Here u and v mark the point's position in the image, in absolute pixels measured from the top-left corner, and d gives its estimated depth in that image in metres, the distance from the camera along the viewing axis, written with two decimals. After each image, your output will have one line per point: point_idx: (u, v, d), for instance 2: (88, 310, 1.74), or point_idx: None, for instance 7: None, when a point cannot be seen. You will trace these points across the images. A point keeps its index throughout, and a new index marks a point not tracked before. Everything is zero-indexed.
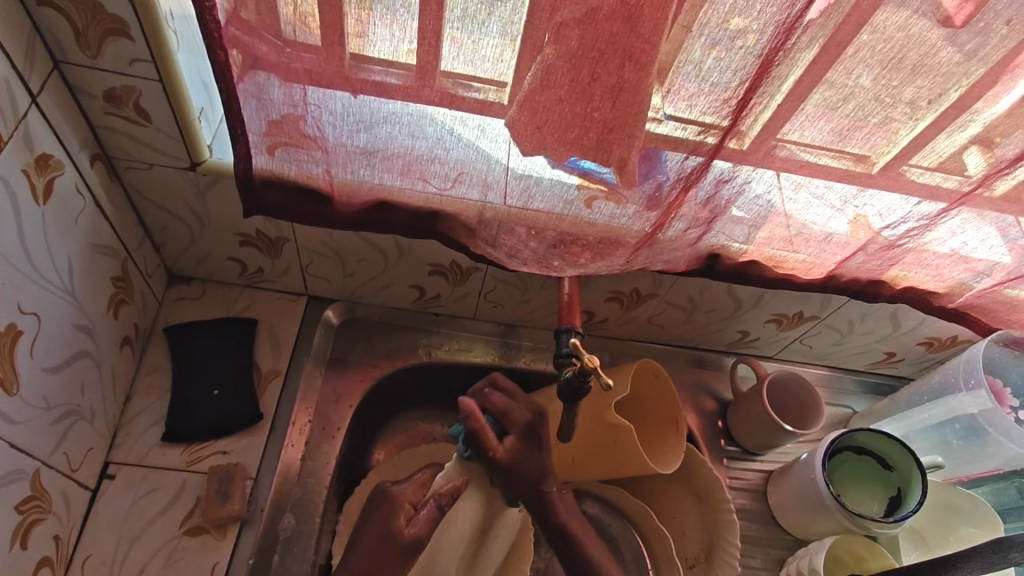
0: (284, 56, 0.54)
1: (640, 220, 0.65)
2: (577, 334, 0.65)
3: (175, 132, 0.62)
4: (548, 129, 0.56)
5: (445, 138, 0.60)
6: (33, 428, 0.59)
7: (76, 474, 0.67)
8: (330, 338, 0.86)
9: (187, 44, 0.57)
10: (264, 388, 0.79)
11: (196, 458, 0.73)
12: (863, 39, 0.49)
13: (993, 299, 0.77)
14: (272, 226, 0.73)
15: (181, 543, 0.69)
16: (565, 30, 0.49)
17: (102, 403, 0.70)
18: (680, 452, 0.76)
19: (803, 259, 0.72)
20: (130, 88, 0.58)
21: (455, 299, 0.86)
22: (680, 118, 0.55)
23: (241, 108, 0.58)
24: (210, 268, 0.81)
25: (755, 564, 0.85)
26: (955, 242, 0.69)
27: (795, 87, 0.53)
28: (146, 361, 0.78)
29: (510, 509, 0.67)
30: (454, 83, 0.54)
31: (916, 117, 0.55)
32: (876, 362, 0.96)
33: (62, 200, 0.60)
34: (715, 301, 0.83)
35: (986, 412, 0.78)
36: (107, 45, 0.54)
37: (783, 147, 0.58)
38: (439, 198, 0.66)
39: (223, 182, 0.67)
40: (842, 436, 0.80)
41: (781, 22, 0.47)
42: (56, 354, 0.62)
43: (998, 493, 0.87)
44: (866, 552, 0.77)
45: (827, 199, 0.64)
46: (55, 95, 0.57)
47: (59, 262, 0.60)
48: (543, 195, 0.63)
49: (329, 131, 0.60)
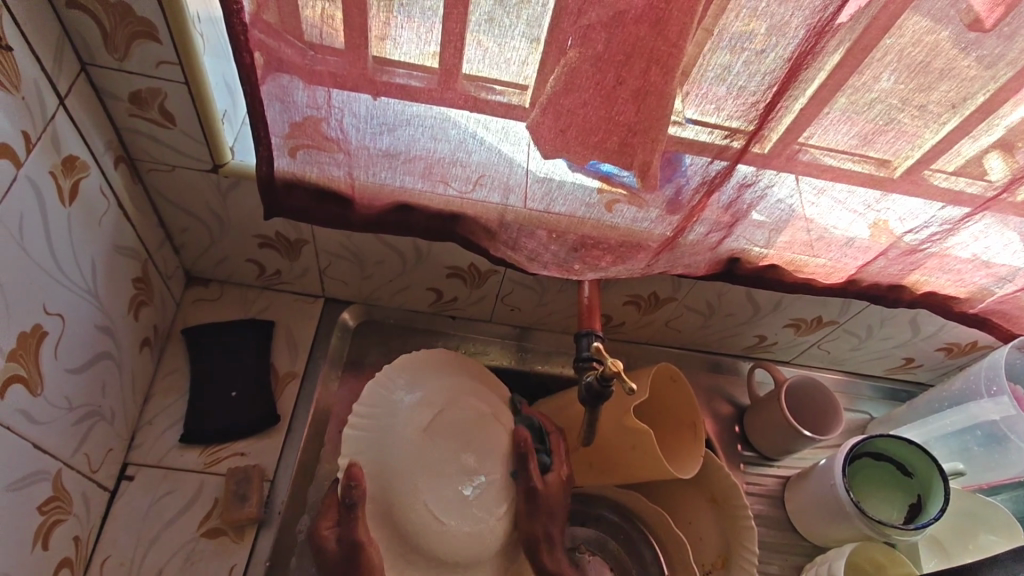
0: (309, 60, 0.54)
1: (662, 224, 0.65)
2: (598, 338, 0.65)
3: (199, 135, 0.62)
4: (572, 132, 0.56)
5: (467, 141, 0.60)
6: (55, 429, 0.59)
7: (97, 474, 0.67)
8: (347, 340, 0.86)
9: (212, 46, 0.57)
10: (281, 389, 0.79)
11: (214, 460, 0.74)
12: (890, 43, 0.49)
13: (1014, 305, 0.76)
14: (292, 228, 0.74)
15: (199, 544, 0.69)
16: (591, 33, 0.49)
17: (121, 404, 0.70)
18: (700, 456, 0.76)
19: (823, 264, 0.72)
20: (155, 90, 0.58)
21: (472, 302, 0.86)
22: (704, 121, 0.55)
23: (265, 110, 0.58)
24: (228, 270, 0.81)
25: (773, 570, 0.84)
26: (977, 248, 0.69)
27: (820, 91, 0.52)
28: (164, 362, 0.78)
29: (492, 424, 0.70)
30: (477, 86, 0.55)
31: (941, 121, 0.55)
32: (894, 368, 0.95)
33: (87, 202, 0.60)
34: (732, 305, 0.83)
35: (1009, 419, 0.78)
36: (134, 48, 0.54)
37: (806, 151, 0.58)
38: (459, 201, 0.66)
39: (245, 184, 0.67)
40: (862, 441, 0.80)
41: (809, 26, 0.47)
42: (80, 354, 0.62)
43: (1017, 500, 0.86)
44: (887, 560, 0.77)
45: (849, 203, 0.64)
46: (81, 98, 0.57)
47: (82, 263, 0.60)
48: (564, 199, 0.63)
49: (352, 134, 0.60)
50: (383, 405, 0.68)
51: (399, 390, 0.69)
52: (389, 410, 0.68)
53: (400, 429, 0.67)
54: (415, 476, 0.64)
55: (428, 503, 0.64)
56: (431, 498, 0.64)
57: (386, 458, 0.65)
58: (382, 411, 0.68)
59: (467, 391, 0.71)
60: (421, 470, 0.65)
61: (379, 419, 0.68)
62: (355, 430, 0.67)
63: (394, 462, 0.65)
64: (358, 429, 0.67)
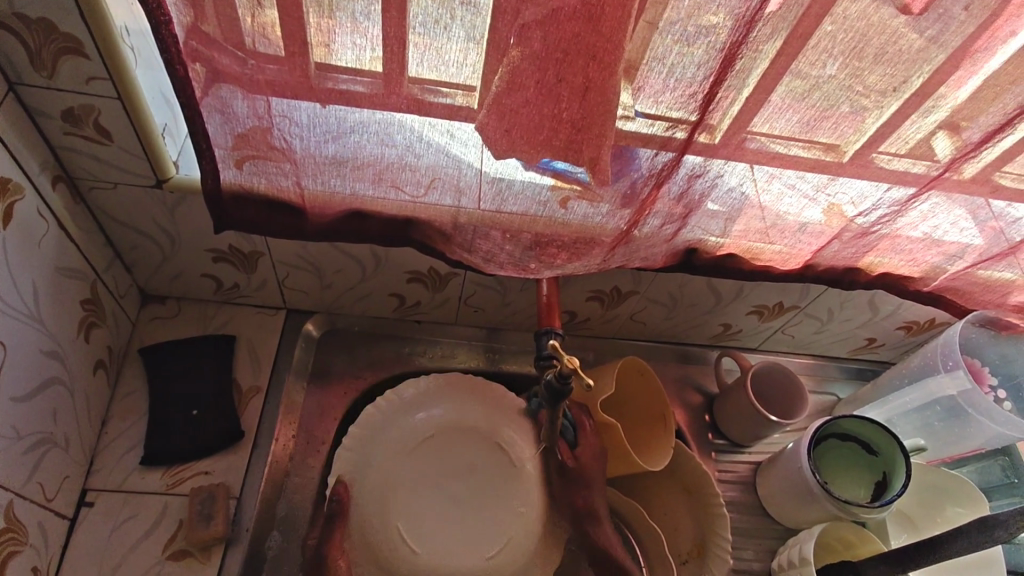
0: (246, 69, 0.53)
1: (615, 218, 0.65)
2: (558, 336, 0.64)
3: (138, 149, 0.60)
4: (517, 132, 0.55)
5: (414, 145, 0.59)
6: (3, 458, 0.58)
7: (53, 503, 0.65)
8: (311, 351, 0.84)
9: (145, 59, 0.56)
10: (245, 405, 0.78)
11: (178, 481, 0.72)
12: (827, 30, 0.49)
13: (968, 281, 0.77)
14: (245, 241, 0.72)
15: (164, 568, 0.68)
16: (527, 31, 0.49)
17: (76, 429, 0.68)
18: (670, 448, 0.75)
19: (779, 250, 0.73)
20: (88, 106, 0.56)
21: (436, 306, 0.85)
22: (649, 114, 0.55)
23: (205, 124, 0.57)
24: (184, 286, 0.80)
25: (747, 555, 0.85)
26: (927, 227, 0.70)
27: (761, 80, 0.53)
28: (121, 385, 0.76)
29: (493, 460, 0.77)
30: (421, 89, 0.54)
31: (882, 104, 0.55)
32: (858, 348, 0.96)
33: (23, 224, 0.58)
34: (696, 295, 0.84)
35: (965, 394, 0.79)
36: (62, 63, 0.53)
37: (753, 139, 0.58)
38: (412, 205, 0.65)
39: (192, 199, 0.66)
40: (825, 423, 0.80)
41: (741, 16, 0.47)
42: (26, 381, 0.60)
43: (981, 472, 0.89)
44: (856, 538, 0.77)
45: (799, 188, 0.64)
46: (11, 117, 0.55)
47: (22, 287, 0.59)
48: (516, 198, 0.63)
49: (296, 143, 0.59)
50: (396, 412, 0.76)
51: (418, 404, 0.77)
52: (404, 418, 0.76)
53: (403, 433, 0.76)
54: (401, 489, 0.73)
55: (399, 526, 0.71)
56: (404, 525, 0.72)
57: (368, 467, 0.73)
58: (387, 417, 0.76)
59: (467, 421, 0.78)
60: (404, 488, 0.73)
61: (390, 415, 0.76)
62: (357, 436, 0.74)
63: (384, 470, 0.73)
64: (355, 439, 0.73)
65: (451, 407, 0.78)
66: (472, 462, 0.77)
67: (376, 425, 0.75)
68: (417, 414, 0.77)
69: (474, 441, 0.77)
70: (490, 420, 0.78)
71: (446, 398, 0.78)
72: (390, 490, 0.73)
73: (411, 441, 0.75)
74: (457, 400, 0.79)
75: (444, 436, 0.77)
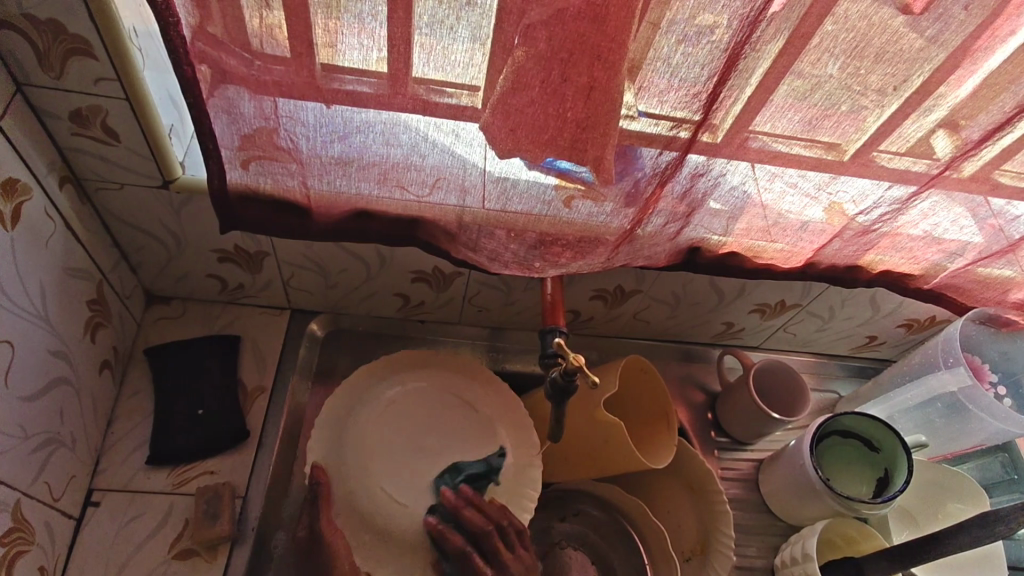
0: (253, 70, 0.53)
1: (618, 217, 0.65)
2: (562, 334, 0.64)
3: (145, 150, 0.61)
4: (522, 132, 0.56)
5: (420, 145, 0.59)
6: (11, 458, 0.58)
7: (60, 502, 0.66)
8: (316, 351, 0.85)
9: (152, 61, 0.56)
10: (250, 405, 0.78)
11: (183, 480, 0.72)
12: (828, 30, 0.50)
13: (967, 278, 0.78)
14: (250, 241, 0.73)
15: (171, 567, 0.68)
16: (533, 32, 0.49)
17: (83, 429, 0.69)
18: (673, 446, 0.76)
19: (781, 249, 0.73)
20: (96, 107, 0.57)
21: (440, 305, 0.86)
22: (653, 114, 0.55)
23: (211, 124, 0.57)
24: (189, 286, 0.80)
25: (750, 552, 0.85)
26: (927, 225, 0.70)
27: (764, 79, 0.53)
28: (127, 385, 0.77)
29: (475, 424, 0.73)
30: (427, 90, 0.54)
31: (883, 103, 0.56)
32: (859, 346, 0.97)
33: (31, 224, 0.58)
34: (698, 294, 0.84)
35: (966, 390, 0.79)
36: (71, 65, 0.53)
37: (756, 138, 0.59)
38: (417, 205, 0.66)
39: (198, 199, 0.66)
40: (827, 420, 0.81)
41: (744, 16, 0.48)
42: (33, 380, 0.61)
43: (982, 468, 0.90)
44: (858, 534, 0.79)
45: (801, 187, 0.65)
46: (19, 119, 0.56)
47: (30, 287, 0.59)
48: (521, 197, 0.63)
49: (302, 143, 0.60)
50: (367, 391, 0.74)
51: (389, 377, 0.75)
52: (376, 394, 0.73)
53: (378, 405, 0.73)
54: (377, 463, 0.69)
55: (387, 491, 0.68)
56: (393, 492, 0.68)
57: (344, 447, 0.70)
58: (359, 391, 0.73)
59: (442, 391, 0.75)
60: (384, 461, 0.70)
61: (361, 394, 0.73)
62: (329, 416, 0.71)
63: (358, 446, 0.70)
64: (327, 424, 0.71)
65: (429, 375, 0.76)
66: (451, 422, 0.73)
67: (351, 394, 0.73)
68: (387, 388, 0.74)
69: (449, 402, 0.74)
70: (465, 387, 0.75)
71: (422, 371, 0.76)
72: (369, 463, 0.69)
73: (386, 416, 0.72)
74: (430, 368, 0.76)
75: (421, 406, 0.74)
